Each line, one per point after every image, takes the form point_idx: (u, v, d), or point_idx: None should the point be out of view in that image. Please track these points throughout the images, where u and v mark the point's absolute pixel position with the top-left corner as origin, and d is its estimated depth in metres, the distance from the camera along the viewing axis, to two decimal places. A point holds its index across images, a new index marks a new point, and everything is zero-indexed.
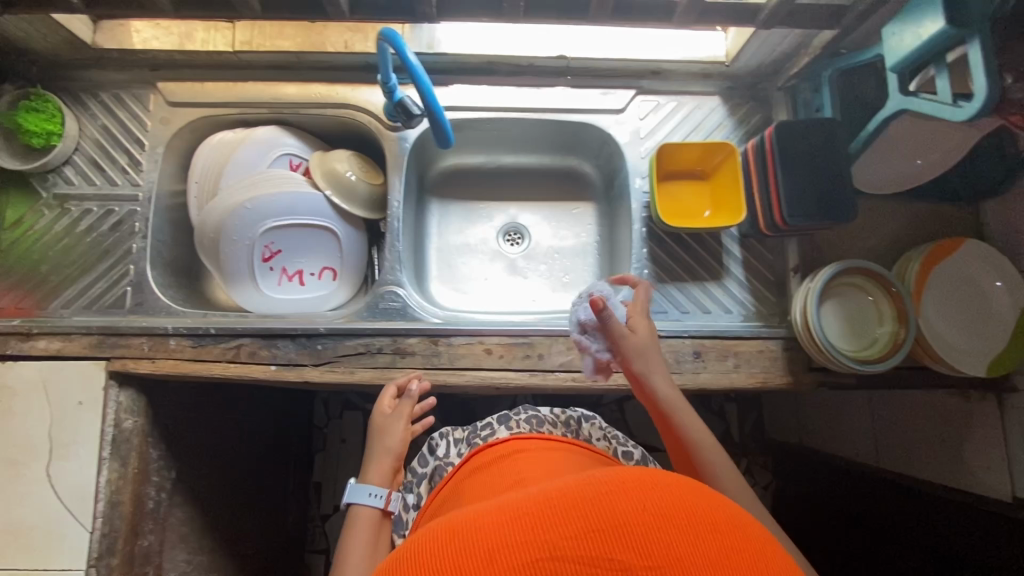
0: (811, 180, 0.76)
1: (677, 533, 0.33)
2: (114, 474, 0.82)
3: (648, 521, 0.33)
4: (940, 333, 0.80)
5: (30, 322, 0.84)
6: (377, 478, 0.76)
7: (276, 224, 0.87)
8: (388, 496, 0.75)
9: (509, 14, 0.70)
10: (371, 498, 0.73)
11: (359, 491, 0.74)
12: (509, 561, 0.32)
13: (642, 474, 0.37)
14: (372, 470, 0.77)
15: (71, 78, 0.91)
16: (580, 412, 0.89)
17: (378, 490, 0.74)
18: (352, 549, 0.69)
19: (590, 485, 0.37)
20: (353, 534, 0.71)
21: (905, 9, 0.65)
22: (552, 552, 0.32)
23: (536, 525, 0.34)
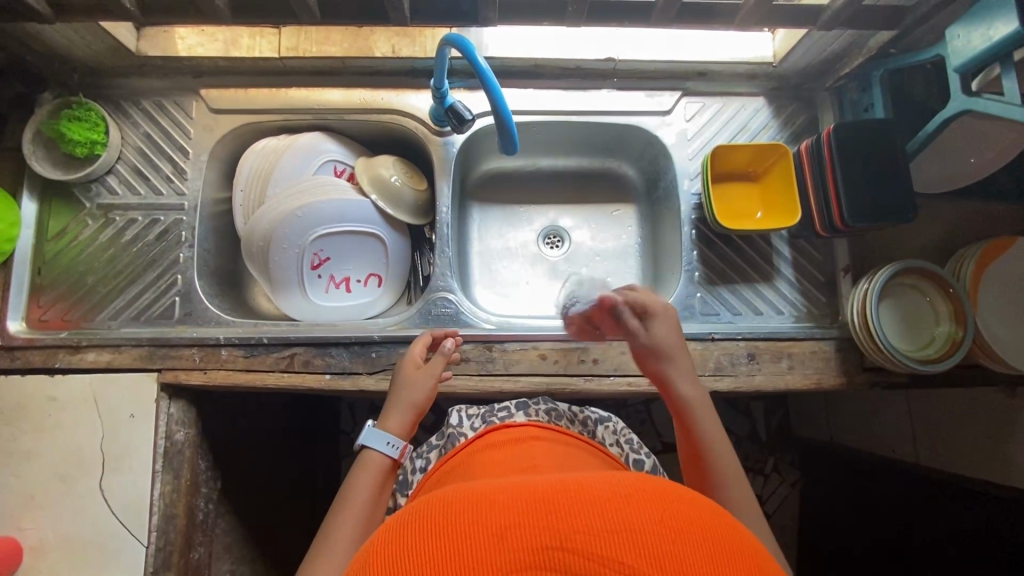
0: (870, 180, 0.77)
1: (691, 548, 0.33)
2: (167, 487, 0.80)
3: (663, 531, 0.34)
4: (997, 332, 0.80)
5: (79, 334, 0.83)
6: (396, 425, 0.71)
7: (326, 231, 0.86)
8: (403, 448, 0.70)
9: (572, 19, 0.71)
10: (386, 446, 0.69)
11: (375, 436, 0.69)
12: (521, 541, 0.34)
13: (660, 484, 0.39)
14: (393, 416, 0.71)
15: (112, 86, 0.89)
16: (598, 413, 0.88)
17: (396, 441, 0.69)
18: (358, 490, 0.66)
19: (611, 486, 0.38)
20: (361, 475, 0.68)
21: (974, 9, 0.65)
22: (565, 542, 0.33)
23: (552, 509, 0.35)
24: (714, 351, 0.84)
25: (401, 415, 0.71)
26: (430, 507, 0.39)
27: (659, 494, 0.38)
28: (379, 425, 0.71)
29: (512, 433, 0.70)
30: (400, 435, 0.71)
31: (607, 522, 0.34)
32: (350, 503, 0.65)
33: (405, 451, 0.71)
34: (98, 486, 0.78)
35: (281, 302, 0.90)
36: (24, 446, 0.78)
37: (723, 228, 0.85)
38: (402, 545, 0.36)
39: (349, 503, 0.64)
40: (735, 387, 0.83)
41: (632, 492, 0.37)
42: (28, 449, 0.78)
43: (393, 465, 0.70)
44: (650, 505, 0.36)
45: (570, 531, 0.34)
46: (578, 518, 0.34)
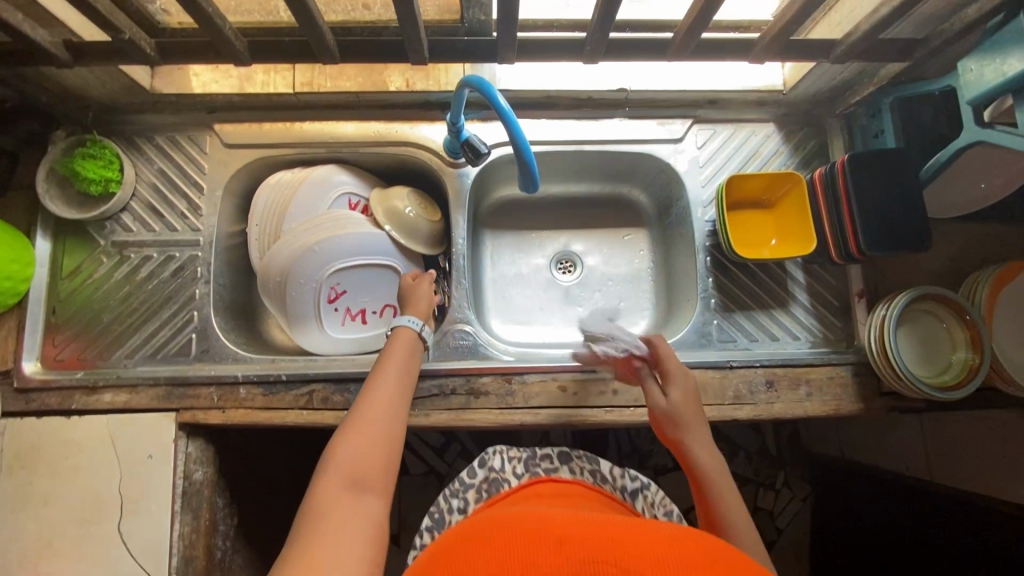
0: (886, 208, 0.77)
1: None
2: (187, 528, 0.80)
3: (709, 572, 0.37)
4: (1013, 355, 0.81)
5: (95, 375, 0.82)
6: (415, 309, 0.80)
7: (342, 265, 0.86)
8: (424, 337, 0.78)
9: (589, 56, 0.73)
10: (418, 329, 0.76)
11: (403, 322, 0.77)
12: (580, 551, 0.38)
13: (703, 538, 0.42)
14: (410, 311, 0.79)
15: (124, 122, 0.89)
16: (642, 479, 0.83)
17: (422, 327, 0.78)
18: (390, 365, 0.70)
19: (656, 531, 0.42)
20: (393, 353, 0.72)
21: (986, 44, 0.66)
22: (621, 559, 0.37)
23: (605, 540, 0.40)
24: (733, 379, 0.85)
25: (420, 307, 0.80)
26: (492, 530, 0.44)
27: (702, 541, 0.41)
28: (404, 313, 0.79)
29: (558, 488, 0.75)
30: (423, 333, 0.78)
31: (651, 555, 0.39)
32: (382, 376, 0.68)
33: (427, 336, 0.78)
34: (116, 529, 0.77)
35: (297, 336, 0.89)
36: (41, 490, 0.77)
37: (739, 256, 0.86)
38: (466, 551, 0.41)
39: (382, 375, 0.68)
40: (755, 415, 0.83)
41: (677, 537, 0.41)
42: (46, 492, 0.77)
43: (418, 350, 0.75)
44: (692, 549, 0.40)
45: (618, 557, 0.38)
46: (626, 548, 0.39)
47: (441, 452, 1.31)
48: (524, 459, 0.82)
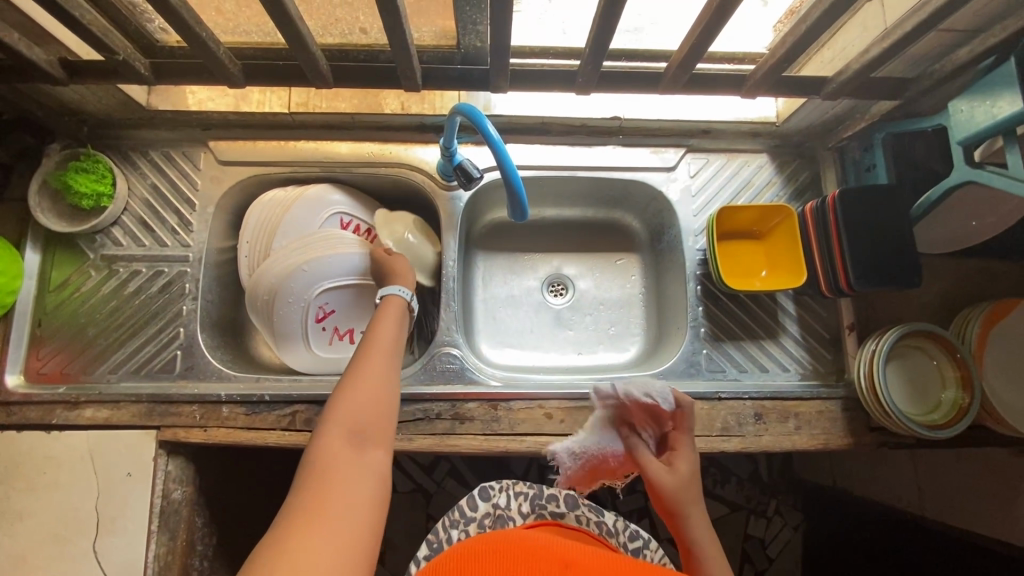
0: (877, 244, 0.77)
1: None
2: (163, 549, 0.78)
3: None
4: (999, 394, 0.81)
5: (78, 389, 0.82)
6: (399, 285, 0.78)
7: (331, 285, 0.86)
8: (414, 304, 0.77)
9: (582, 86, 0.74)
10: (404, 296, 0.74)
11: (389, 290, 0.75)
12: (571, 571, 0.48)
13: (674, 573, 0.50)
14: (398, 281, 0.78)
15: (119, 136, 0.90)
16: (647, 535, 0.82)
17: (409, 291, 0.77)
18: (382, 337, 0.66)
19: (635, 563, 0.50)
20: (384, 326, 0.68)
21: (976, 86, 0.66)
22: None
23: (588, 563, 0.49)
24: (720, 411, 0.84)
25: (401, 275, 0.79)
26: (500, 542, 0.53)
27: (673, 571, 0.50)
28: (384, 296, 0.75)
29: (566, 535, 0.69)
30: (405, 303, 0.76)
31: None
32: (376, 347, 0.65)
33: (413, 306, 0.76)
34: (91, 548, 0.76)
35: (284, 355, 0.89)
36: (16, 505, 0.76)
37: (729, 286, 0.85)
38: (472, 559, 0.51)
39: (375, 347, 0.65)
40: (743, 448, 0.82)
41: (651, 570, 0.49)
42: (22, 508, 0.76)
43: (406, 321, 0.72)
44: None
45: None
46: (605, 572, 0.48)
47: (429, 472, 1.30)
48: (530, 495, 0.81)
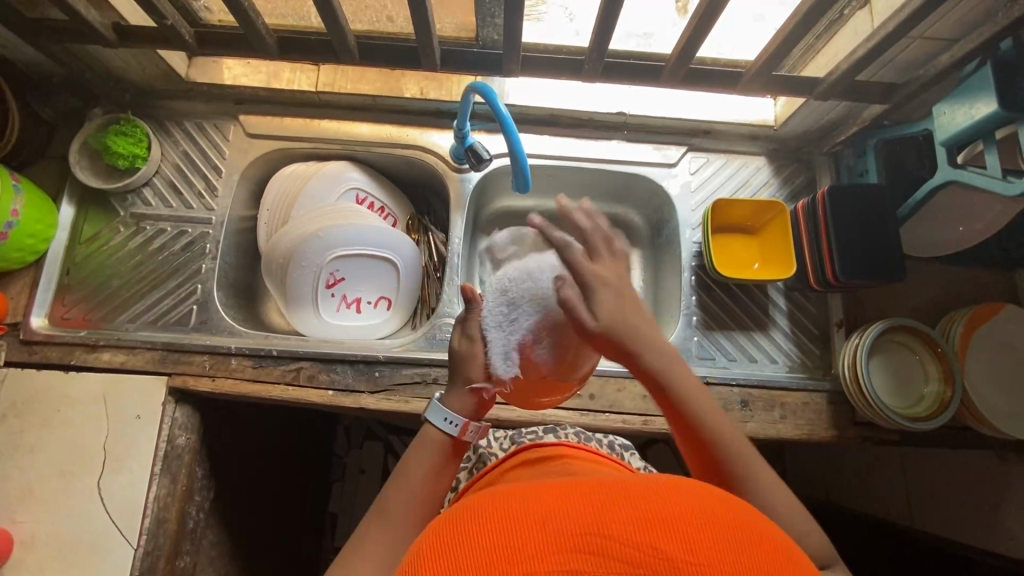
0: (862, 239, 0.81)
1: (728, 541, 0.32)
2: (163, 491, 0.82)
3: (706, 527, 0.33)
4: (984, 394, 0.83)
5: (97, 334, 0.86)
6: (457, 405, 0.58)
7: (342, 253, 0.91)
8: (466, 427, 0.58)
9: (587, 75, 0.80)
10: (446, 425, 0.57)
11: (435, 411, 0.58)
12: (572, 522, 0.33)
13: (698, 485, 0.37)
14: (454, 393, 0.59)
15: (157, 105, 0.96)
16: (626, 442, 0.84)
17: (456, 417, 0.57)
18: (416, 471, 0.56)
19: (643, 481, 0.37)
20: (419, 453, 0.58)
21: (958, 91, 0.71)
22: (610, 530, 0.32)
23: (589, 504, 0.34)
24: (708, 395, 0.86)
25: (464, 394, 0.59)
26: (469, 499, 0.38)
27: (692, 485, 0.37)
28: (441, 401, 0.59)
29: (545, 452, 0.63)
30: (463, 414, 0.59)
31: (645, 514, 0.33)
32: (410, 475, 0.56)
33: (469, 430, 0.58)
34: (96, 483, 0.80)
35: (292, 318, 0.93)
36: (30, 439, 0.80)
37: (722, 275, 0.89)
38: (435, 543, 0.35)
39: (411, 477, 0.56)
40: None
41: (668, 488, 0.36)
42: (34, 442, 0.80)
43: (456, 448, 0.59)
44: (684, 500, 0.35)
45: (606, 521, 0.33)
46: (613, 511, 0.33)
47: None
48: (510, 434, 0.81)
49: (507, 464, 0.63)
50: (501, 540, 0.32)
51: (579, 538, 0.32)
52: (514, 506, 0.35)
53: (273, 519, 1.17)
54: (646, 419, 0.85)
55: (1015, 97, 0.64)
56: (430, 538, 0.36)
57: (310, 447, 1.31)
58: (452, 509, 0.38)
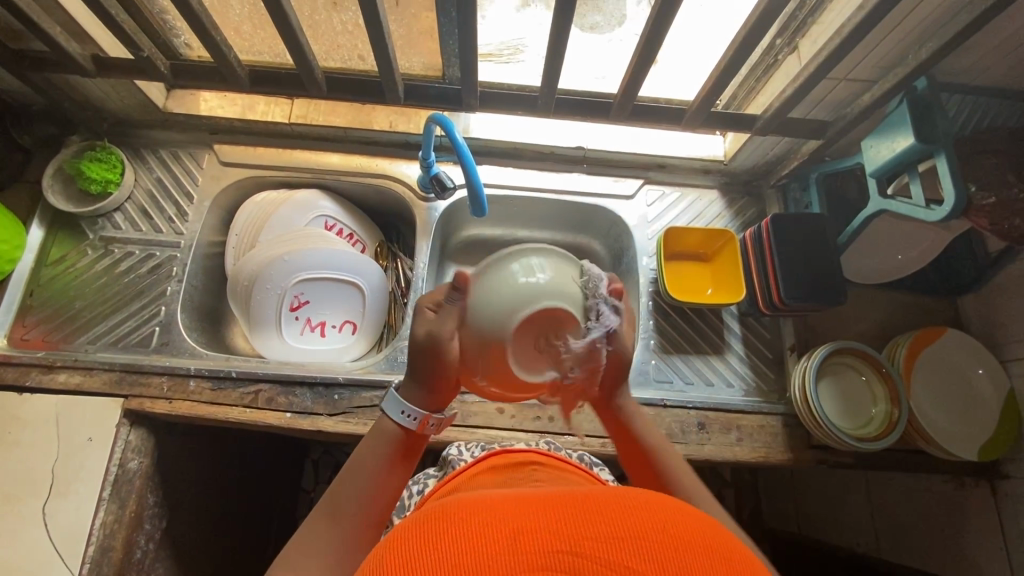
0: (804, 266, 0.86)
1: (693, 556, 0.33)
2: (110, 517, 0.79)
3: (669, 541, 0.34)
4: (931, 417, 0.86)
5: (54, 355, 0.86)
6: (414, 397, 0.58)
7: (308, 277, 0.93)
8: (426, 419, 0.58)
9: (542, 109, 0.85)
10: (403, 418, 0.57)
11: (393, 402, 0.57)
12: (537, 543, 0.33)
13: (666, 500, 0.38)
14: (415, 384, 0.58)
15: (135, 135, 1.00)
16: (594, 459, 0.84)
17: (413, 411, 0.57)
18: (366, 463, 0.56)
19: (617, 496, 0.38)
20: (370, 445, 0.57)
21: (881, 127, 0.76)
22: (574, 547, 0.33)
23: (564, 520, 0.35)
24: (665, 418, 0.87)
25: (422, 385, 0.57)
26: (439, 508, 0.38)
27: (664, 499, 0.38)
28: (401, 391, 0.59)
29: (513, 459, 0.64)
30: (422, 406, 0.58)
31: (617, 534, 0.34)
32: (358, 468, 0.56)
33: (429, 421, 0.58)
34: (40, 509, 0.77)
35: (255, 340, 0.94)
36: None
37: (676, 300, 0.92)
38: (400, 552, 0.34)
39: (362, 468, 0.56)
40: (685, 455, 0.85)
41: (638, 504, 0.37)
42: None
43: (411, 441, 0.58)
44: (649, 513, 0.36)
45: (580, 538, 0.33)
46: (587, 528, 0.34)
47: None
48: (477, 441, 0.82)
49: (475, 466, 0.63)
50: (470, 556, 0.32)
51: (552, 554, 0.32)
52: (485, 522, 0.35)
53: (230, 556, 1.13)
54: (604, 441, 0.86)
55: (929, 130, 0.70)
56: (394, 545, 0.35)
57: (275, 480, 1.27)
58: (417, 518, 0.37)
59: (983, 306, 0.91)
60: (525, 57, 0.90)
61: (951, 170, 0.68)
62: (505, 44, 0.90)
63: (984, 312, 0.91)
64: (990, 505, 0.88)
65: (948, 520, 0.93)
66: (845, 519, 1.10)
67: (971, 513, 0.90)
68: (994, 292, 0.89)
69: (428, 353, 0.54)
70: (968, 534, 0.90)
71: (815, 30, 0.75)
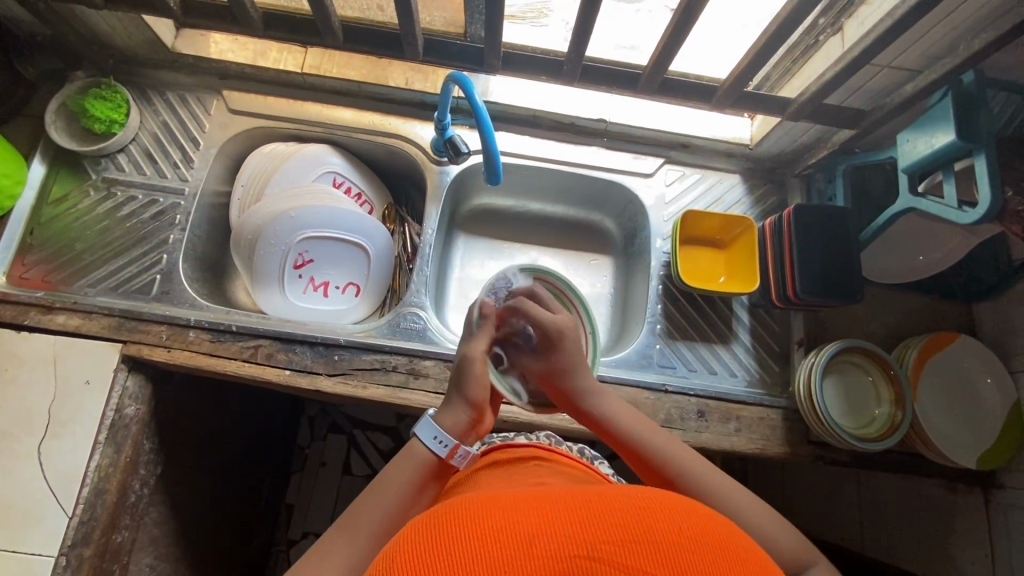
0: (822, 260, 0.83)
1: (706, 556, 0.34)
2: (105, 461, 0.80)
3: (682, 541, 0.35)
4: (934, 422, 0.85)
5: (54, 296, 0.84)
6: (450, 422, 0.58)
7: (313, 235, 0.91)
8: (456, 450, 0.57)
9: (566, 77, 0.82)
10: (434, 444, 0.57)
11: (426, 426, 0.57)
12: (554, 546, 0.33)
13: (671, 497, 0.39)
14: (448, 412, 0.59)
15: (141, 74, 0.96)
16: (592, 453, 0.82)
17: (446, 439, 0.57)
18: (393, 484, 0.56)
19: (625, 495, 0.38)
20: (403, 466, 0.57)
21: (920, 120, 0.73)
22: (592, 553, 0.33)
23: (578, 523, 0.35)
24: (665, 403, 0.86)
25: (458, 412, 0.58)
26: (448, 511, 0.38)
27: (672, 498, 0.39)
28: (433, 416, 0.59)
29: (516, 455, 0.66)
30: (453, 435, 0.58)
31: (631, 533, 0.34)
32: (388, 486, 0.56)
33: (458, 452, 0.58)
34: (37, 447, 0.78)
35: (257, 295, 0.92)
36: None
37: (686, 285, 0.90)
38: (412, 558, 0.34)
39: (389, 490, 0.55)
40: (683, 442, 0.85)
41: (647, 504, 0.37)
42: None
43: (439, 467, 0.58)
44: (661, 514, 0.36)
45: (597, 542, 0.34)
46: (602, 530, 0.34)
47: None
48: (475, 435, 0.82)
49: (484, 461, 0.65)
50: (485, 559, 0.33)
51: (570, 558, 0.33)
52: (498, 522, 0.35)
53: (224, 505, 1.14)
54: None
55: (969, 128, 0.67)
56: (408, 550, 0.35)
57: (269, 434, 1.28)
58: (428, 521, 0.38)
59: (999, 314, 0.90)
60: (549, 21, 0.84)
61: (989, 172, 0.65)
62: (530, 6, 0.82)
63: (999, 320, 0.89)
64: (981, 512, 0.88)
65: (936, 522, 0.93)
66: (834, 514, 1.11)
67: (960, 518, 0.90)
68: (1012, 301, 0.87)
69: (465, 374, 0.59)
70: (954, 539, 0.90)
71: (863, 11, 0.70)
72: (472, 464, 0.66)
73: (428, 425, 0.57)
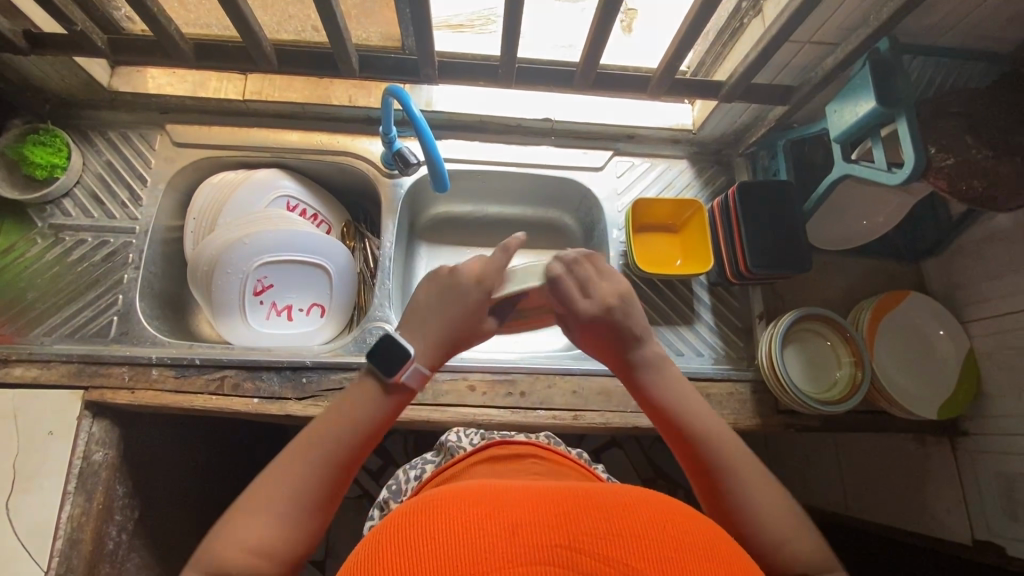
0: (769, 233, 0.86)
1: (694, 556, 0.33)
2: (78, 510, 0.78)
3: (668, 539, 0.33)
4: (892, 378, 0.87)
5: (9, 349, 0.83)
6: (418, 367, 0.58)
7: (270, 260, 0.90)
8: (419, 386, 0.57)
9: (503, 80, 0.83)
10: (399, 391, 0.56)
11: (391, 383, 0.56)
12: (535, 538, 0.32)
13: (665, 500, 0.38)
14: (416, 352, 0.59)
15: (80, 117, 0.95)
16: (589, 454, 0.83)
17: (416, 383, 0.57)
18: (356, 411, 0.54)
19: (616, 494, 0.37)
20: (361, 398, 0.55)
21: (843, 92, 0.76)
22: (573, 542, 0.32)
23: (564, 516, 0.34)
24: None
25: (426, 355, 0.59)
26: (430, 500, 0.36)
27: (665, 500, 0.38)
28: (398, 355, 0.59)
29: (513, 450, 0.63)
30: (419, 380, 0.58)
31: (616, 529, 0.33)
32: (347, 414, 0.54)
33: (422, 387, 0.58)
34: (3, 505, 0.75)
35: (219, 326, 0.92)
36: None
37: (644, 271, 0.92)
38: (390, 542, 0.33)
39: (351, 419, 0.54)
40: (656, 424, 0.86)
41: (635, 502, 0.36)
42: None
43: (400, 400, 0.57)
44: (651, 514, 0.35)
45: (580, 535, 0.32)
46: (587, 525, 0.33)
47: (375, 475, 1.30)
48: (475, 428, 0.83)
49: (474, 459, 0.62)
50: (467, 549, 0.31)
51: (552, 549, 0.31)
52: (479, 513, 0.34)
53: None
54: (576, 413, 0.86)
55: (889, 94, 0.69)
56: (387, 537, 0.34)
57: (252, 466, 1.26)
58: (409, 508, 0.36)
59: (945, 268, 0.94)
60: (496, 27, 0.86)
61: (911, 133, 0.68)
62: (476, 15, 0.84)
63: (947, 274, 0.93)
64: (949, 462, 0.90)
65: (909, 476, 0.95)
66: (815, 480, 1.13)
67: (931, 468, 0.93)
68: (956, 254, 0.91)
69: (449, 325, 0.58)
70: (928, 489, 0.93)
71: None
72: (460, 460, 0.63)
73: (398, 359, 0.55)
